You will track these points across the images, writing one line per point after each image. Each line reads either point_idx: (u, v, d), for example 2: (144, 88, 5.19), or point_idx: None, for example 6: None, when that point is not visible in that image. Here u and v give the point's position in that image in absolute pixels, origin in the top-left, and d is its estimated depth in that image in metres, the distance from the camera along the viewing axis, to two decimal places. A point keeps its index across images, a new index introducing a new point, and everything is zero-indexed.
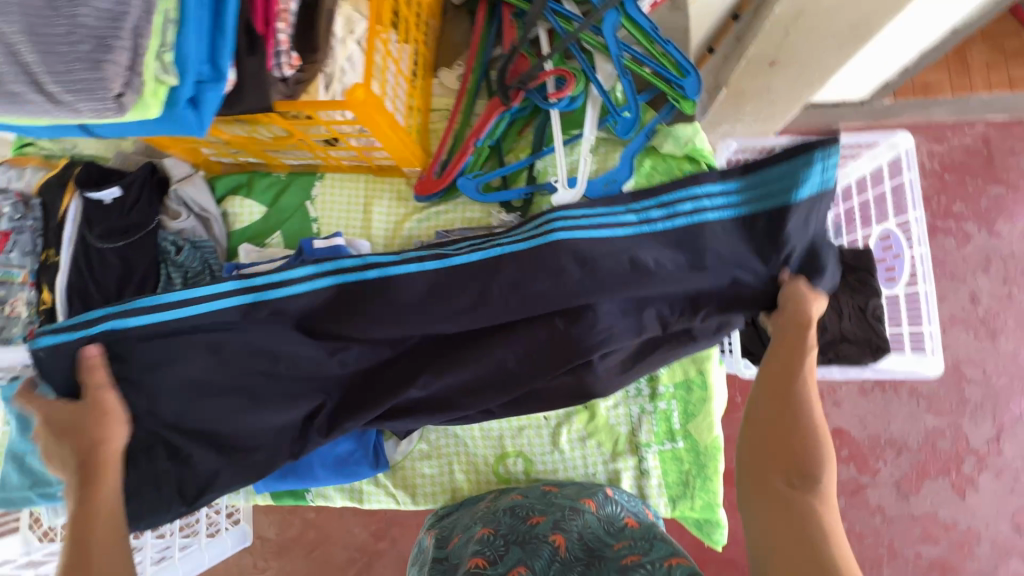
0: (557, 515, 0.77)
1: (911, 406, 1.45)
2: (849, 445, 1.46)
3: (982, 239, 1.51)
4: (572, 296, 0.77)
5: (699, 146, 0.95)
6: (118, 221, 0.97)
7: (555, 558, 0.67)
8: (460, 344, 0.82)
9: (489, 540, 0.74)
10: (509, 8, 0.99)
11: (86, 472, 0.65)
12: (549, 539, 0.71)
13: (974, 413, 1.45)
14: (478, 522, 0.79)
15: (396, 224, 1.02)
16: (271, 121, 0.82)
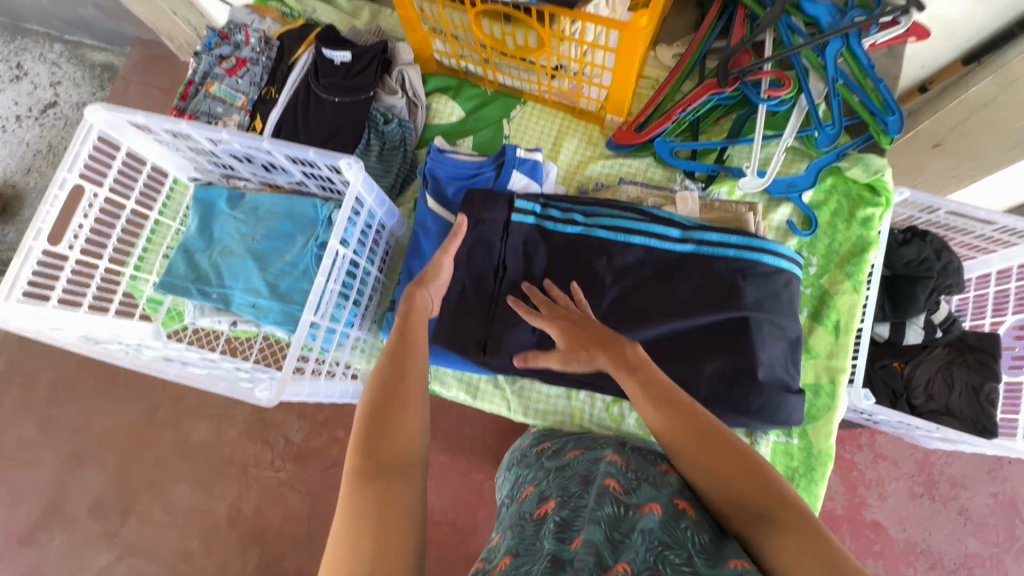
0: (687, 477, 0.75)
1: (956, 524, 1.38)
2: (883, 542, 1.38)
3: None
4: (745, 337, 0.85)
5: (887, 179, 0.99)
6: (345, 79, 1.06)
7: (681, 515, 0.65)
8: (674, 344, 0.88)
9: (620, 469, 0.76)
10: (744, 9, 1.07)
11: (403, 318, 0.74)
12: (677, 500, 0.67)
13: (1020, 552, 1.35)
14: (609, 450, 0.83)
15: (580, 163, 1.09)
16: (534, 27, 0.90)
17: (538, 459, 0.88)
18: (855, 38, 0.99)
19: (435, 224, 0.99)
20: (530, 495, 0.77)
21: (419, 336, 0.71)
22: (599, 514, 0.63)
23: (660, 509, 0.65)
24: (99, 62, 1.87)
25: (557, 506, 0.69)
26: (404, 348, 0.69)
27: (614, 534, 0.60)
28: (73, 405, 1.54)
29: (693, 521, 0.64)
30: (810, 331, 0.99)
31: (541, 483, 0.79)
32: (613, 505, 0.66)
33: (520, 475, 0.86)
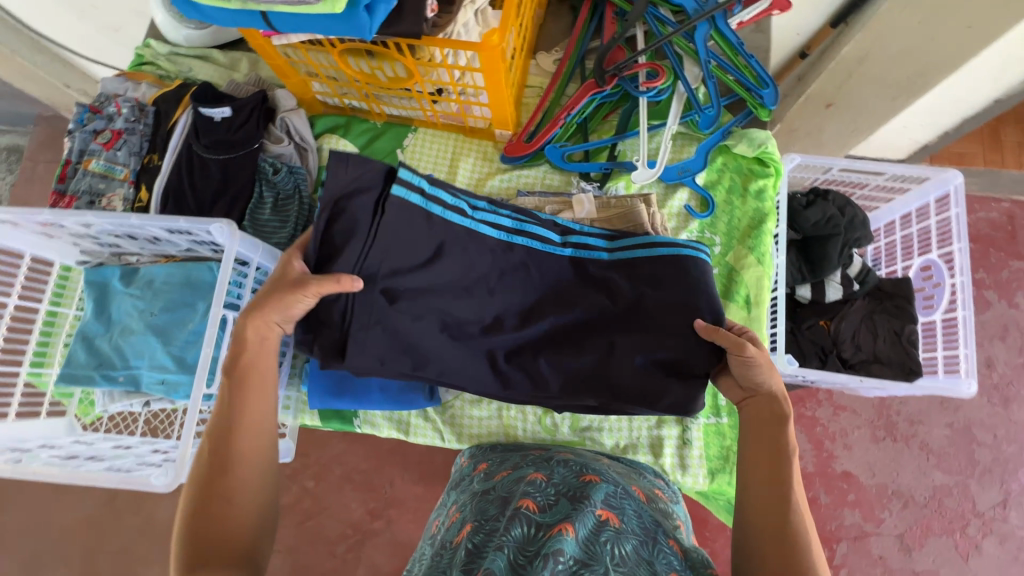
0: (612, 486, 0.73)
1: (919, 460, 1.42)
2: (856, 490, 1.41)
3: (1002, 308, 1.50)
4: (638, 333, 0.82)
5: (771, 150, 1.03)
6: (226, 135, 1.04)
7: (603, 527, 0.64)
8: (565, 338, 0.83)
9: (540, 485, 0.73)
10: (612, 7, 1.09)
11: (235, 379, 0.70)
12: (599, 509, 0.66)
13: (982, 476, 1.40)
14: (532, 468, 0.79)
15: (479, 181, 1.10)
16: (398, 59, 0.90)
17: (471, 483, 0.84)
18: (721, 20, 1.02)
19: None
20: (454, 523, 0.74)
21: (251, 403, 0.69)
22: (504, 541, 0.61)
23: (573, 529, 0.61)
24: (3, 146, 1.80)
25: (471, 532, 0.66)
26: (229, 417, 0.68)
27: (520, 561, 0.59)
28: (21, 510, 1.46)
29: (613, 532, 0.63)
30: (723, 308, 1.01)
31: (466, 508, 0.76)
32: (522, 527, 0.63)
33: (455, 500, 0.83)
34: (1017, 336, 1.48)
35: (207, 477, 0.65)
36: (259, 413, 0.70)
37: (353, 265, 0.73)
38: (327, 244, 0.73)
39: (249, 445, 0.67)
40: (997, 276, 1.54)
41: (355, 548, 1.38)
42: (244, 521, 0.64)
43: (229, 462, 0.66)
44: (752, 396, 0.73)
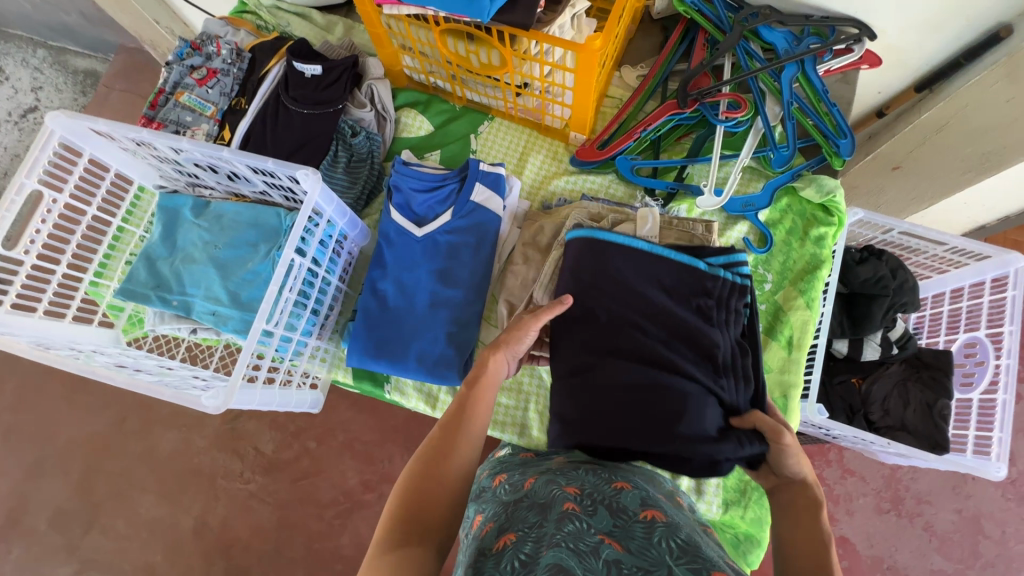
0: (643, 491, 0.69)
1: (921, 540, 1.39)
2: (850, 557, 1.39)
3: None
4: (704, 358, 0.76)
5: (838, 199, 1.03)
6: (314, 92, 1.08)
7: (652, 526, 0.61)
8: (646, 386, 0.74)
9: (574, 498, 0.67)
10: (704, 34, 1.11)
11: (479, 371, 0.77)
12: (641, 512, 0.64)
13: (983, 569, 1.37)
14: (559, 479, 0.73)
15: (545, 178, 1.12)
16: (496, 46, 0.92)
17: (499, 492, 0.80)
18: (810, 64, 1.04)
19: (397, 235, 1.00)
20: (489, 530, 0.68)
21: (478, 409, 0.73)
22: (559, 537, 0.58)
23: (620, 542, 0.57)
24: (82, 68, 1.88)
25: (518, 542, 0.60)
26: (469, 426, 0.71)
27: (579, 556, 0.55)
28: (37, 415, 1.51)
29: (663, 527, 0.60)
30: (764, 346, 1.02)
31: (495, 518, 0.71)
32: (574, 524, 0.61)
33: (481, 508, 0.79)
34: None
35: (427, 462, 0.66)
36: (479, 422, 0.73)
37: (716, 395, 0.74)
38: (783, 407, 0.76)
39: (465, 440, 0.69)
40: None
41: (345, 515, 1.39)
42: (450, 504, 0.64)
43: (447, 451, 0.67)
44: (780, 485, 0.69)
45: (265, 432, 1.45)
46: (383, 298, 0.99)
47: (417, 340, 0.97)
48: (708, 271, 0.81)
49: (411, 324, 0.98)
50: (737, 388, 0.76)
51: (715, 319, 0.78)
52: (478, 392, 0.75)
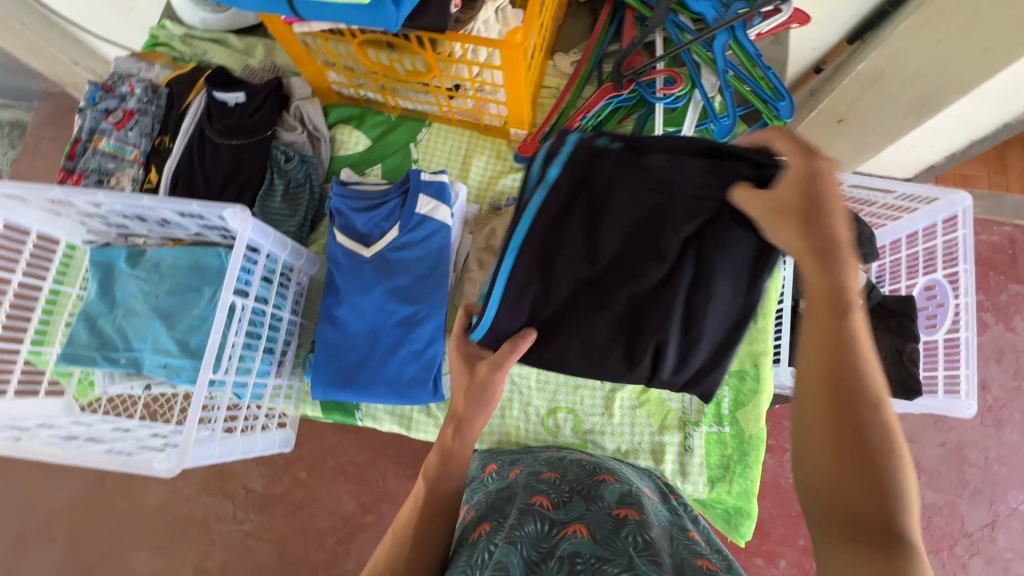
0: (625, 486, 0.73)
1: None
2: None
3: (998, 331, 1.51)
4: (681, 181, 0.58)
5: None
6: (239, 121, 1.03)
7: (622, 523, 0.62)
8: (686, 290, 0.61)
9: (553, 485, 0.72)
10: (632, 12, 1.10)
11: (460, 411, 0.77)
12: (616, 509, 0.65)
13: (972, 497, 1.41)
14: (543, 468, 0.78)
15: (491, 179, 1.09)
16: (419, 52, 0.89)
17: (483, 481, 0.83)
18: (740, 31, 1.03)
19: (347, 259, 0.97)
20: (469, 520, 0.70)
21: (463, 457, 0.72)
22: (519, 535, 0.58)
23: (586, 531, 0.59)
24: (7, 119, 1.77)
25: (488, 531, 0.62)
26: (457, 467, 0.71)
27: (534, 558, 0.55)
28: (8, 488, 1.44)
29: (634, 524, 0.61)
30: None
31: (480, 506, 0.72)
32: (537, 524, 0.60)
33: (467, 498, 0.80)
34: (1011, 359, 1.49)
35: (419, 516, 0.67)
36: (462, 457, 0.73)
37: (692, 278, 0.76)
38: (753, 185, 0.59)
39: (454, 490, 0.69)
40: (993, 300, 1.55)
41: (345, 541, 1.37)
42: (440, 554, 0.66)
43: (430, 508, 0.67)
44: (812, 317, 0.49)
45: (250, 470, 1.41)
46: (341, 325, 0.96)
47: (381, 363, 0.95)
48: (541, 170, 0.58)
49: (373, 346, 0.96)
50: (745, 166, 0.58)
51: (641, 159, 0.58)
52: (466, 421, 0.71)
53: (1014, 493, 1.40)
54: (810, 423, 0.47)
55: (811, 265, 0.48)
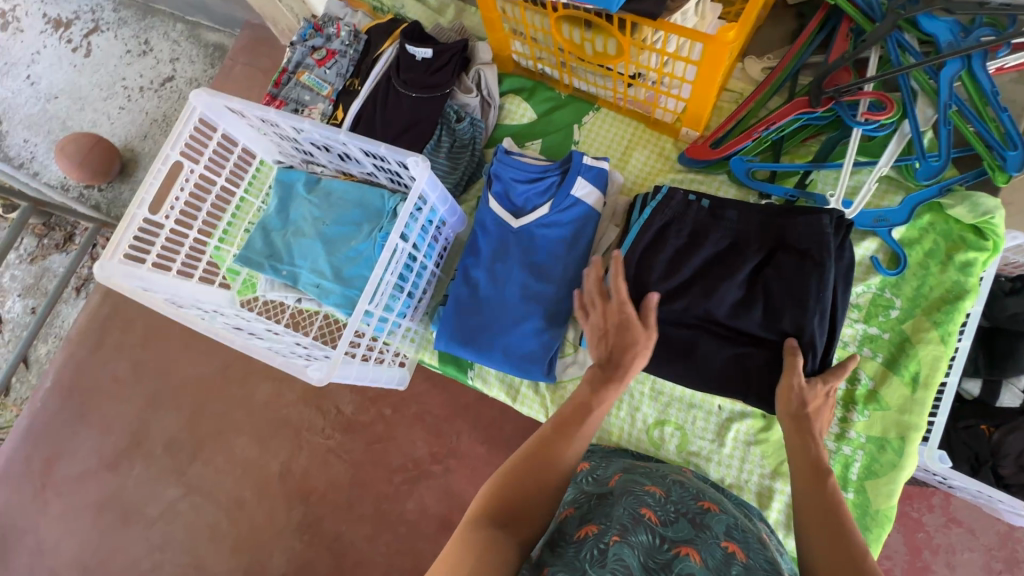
0: (731, 520, 0.69)
1: None
2: None
3: None
4: (770, 234, 0.85)
5: (995, 222, 0.89)
6: (425, 76, 1.09)
7: (731, 558, 0.60)
8: (774, 302, 0.83)
9: (657, 503, 0.69)
10: (849, 23, 1.00)
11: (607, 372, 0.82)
12: (722, 541, 0.63)
13: None
14: (645, 481, 0.76)
15: (648, 175, 1.06)
16: (615, 35, 0.88)
17: (579, 480, 0.82)
18: (978, 61, 0.89)
19: (494, 225, 1.00)
20: (568, 516, 0.70)
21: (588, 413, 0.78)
22: (632, 540, 0.58)
23: (699, 556, 0.58)
24: (212, 42, 2.01)
25: (597, 531, 0.62)
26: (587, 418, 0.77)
27: (651, 566, 0.56)
28: (157, 353, 1.69)
29: (743, 564, 0.59)
30: (884, 380, 0.90)
31: (578, 505, 0.72)
32: (647, 535, 0.60)
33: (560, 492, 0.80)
34: None
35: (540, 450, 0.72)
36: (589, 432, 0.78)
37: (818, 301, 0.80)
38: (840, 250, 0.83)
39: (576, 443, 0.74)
40: None
41: (411, 482, 1.46)
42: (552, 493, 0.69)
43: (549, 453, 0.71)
44: (830, 504, 0.66)
45: (346, 395, 1.54)
46: (474, 286, 1.00)
47: (504, 331, 0.97)
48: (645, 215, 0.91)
49: (501, 313, 0.98)
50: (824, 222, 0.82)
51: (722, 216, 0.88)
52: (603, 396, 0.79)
53: None
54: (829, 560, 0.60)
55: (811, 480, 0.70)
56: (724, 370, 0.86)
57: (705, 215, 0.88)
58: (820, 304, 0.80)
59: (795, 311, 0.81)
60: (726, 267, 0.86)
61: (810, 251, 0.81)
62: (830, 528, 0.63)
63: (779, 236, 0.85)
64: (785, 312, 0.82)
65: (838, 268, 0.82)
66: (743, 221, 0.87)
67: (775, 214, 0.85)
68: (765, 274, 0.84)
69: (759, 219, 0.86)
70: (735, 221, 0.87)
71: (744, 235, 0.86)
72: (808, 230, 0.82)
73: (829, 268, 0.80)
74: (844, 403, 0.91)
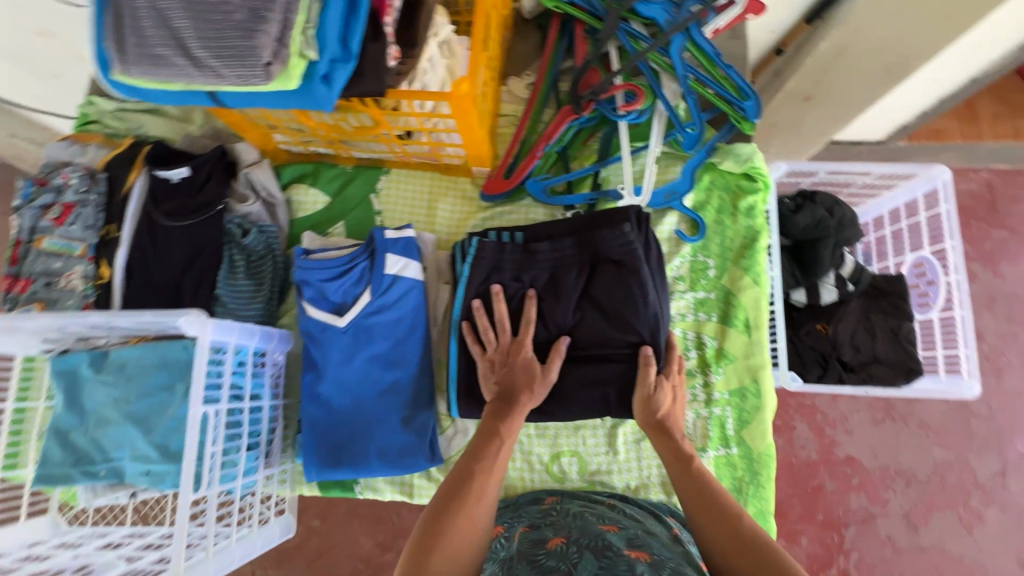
0: (627, 533, 0.72)
1: (920, 437, 1.45)
2: (860, 474, 1.44)
3: (986, 279, 1.55)
4: (587, 254, 0.88)
5: (757, 164, 1.00)
6: (188, 200, 0.97)
7: (636, 565, 0.62)
8: (609, 315, 0.86)
9: (560, 549, 0.68)
10: (582, 26, 1.05)
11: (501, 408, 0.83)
12: (626, 551, 0.66)
13: (981, 447, 1.44)
14: (547, 532, 0.74)
15: (460, 221, 1.05)
16: (363, 109, 0.85)
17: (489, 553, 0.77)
18: (696, 31, 0.98)
19: (319, 331, 0.92)
20: None
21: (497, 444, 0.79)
22: None
23: None
24: None
25: None
26: (498, 449, 0.78)
27: None
28: None
29: (647, 565, 0.62)
30: (723, 335, 0.97)
31: None
32: None
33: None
34: (1003, 306, 1.54)
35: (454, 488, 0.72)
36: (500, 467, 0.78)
37: (645, 304, 0.84)
38: (649, 245, 0.88)
39: (490, 477, 0.75)
40: (979, 248, 1.59)
41: None
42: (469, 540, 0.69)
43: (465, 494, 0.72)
44: (711, 488, 0.73)
45: None
46: (325, 402, 0.92)
47: (372, 434, 0.92)
48: (470, 271, 0.91)
49: (363, 418, 0.92)
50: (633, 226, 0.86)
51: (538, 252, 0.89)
52: (510, 428, 0.81)
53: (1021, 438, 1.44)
54: (721, 541, 0.67)
55: (683, 475, 0.76)
56: (586, 393, 0.87)
57: (516, 253, 0.90)
58: (647, 308, 0.84)
59: (627, 319, 0.85)
60: (555, 296, 0.89)
61: (623, 258, 0.85)
62: (712, 512, 0.70)
63: (594, 254, 0.88)
64: (619, 322, 0.86)
65: (652, 267, 0.87)
66: (559, 248, 0.88)
67: (583, 233, 0.88)
68: (592, 291, 0.87)
69: (571, 242, 0.88)
70: (552, 252, 0.89)
71: (564, 261, 0.89)
72: (617, 242, 0.85)
73: (644, 272, 0.84)
74: (701, 367, 0.97)
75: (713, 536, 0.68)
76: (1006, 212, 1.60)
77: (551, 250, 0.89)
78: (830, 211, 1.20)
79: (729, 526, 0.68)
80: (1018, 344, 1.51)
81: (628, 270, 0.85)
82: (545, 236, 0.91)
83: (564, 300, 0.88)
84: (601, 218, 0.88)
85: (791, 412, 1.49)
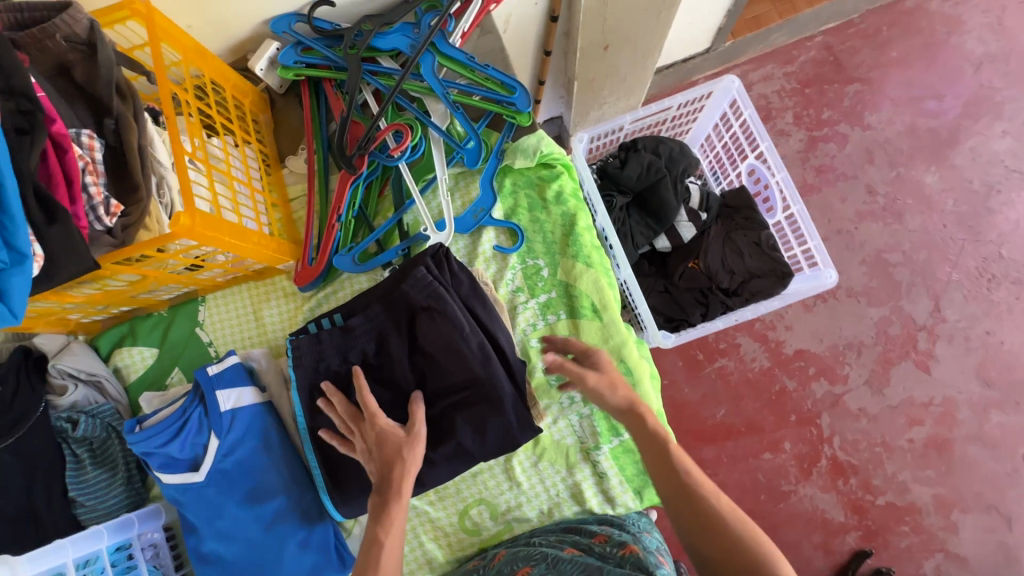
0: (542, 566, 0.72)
1: (853, 305, 1.46)
2: (815, 362, 1.43)
3: (858, 135, 1.55)
4: (399, 313, 0.84)
5: (547, 151, 0.98)
6: (2, 417, 0.88)
7: None
8: (443, 363, 0.83)
9: None
10: (330, 82, 1.01)
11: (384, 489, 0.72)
12: None
13: (910, 292, 1.46)
14: None
15: (291, 319, 1.02)
16: (117, 271, 0.81)
17: None
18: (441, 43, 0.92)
19: (182, 495, 0.85)
20: None
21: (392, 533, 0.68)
22: None
23: None
24: None
25: None
26: (382, 544, 0.67)
27: None
28: None
29: None
30: (577, 328, 0.96)
31: None
32: None
33: None
34: (882, 155, 1.54)
35: None
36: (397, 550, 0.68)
37: (467, 339, 0.81)
38: (456, 278, 0.85)
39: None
40: (840, 108, 1.58)
41: None
42: None
43: None
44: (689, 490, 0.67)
45: None
46: (217, 560, 0.87)
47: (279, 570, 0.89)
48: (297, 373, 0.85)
49: (262, 560, 0.89)
50: (435, 268, 0.83)
51: (354, 328, 0.85)
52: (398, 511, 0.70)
53: (942, 268, 1.47)
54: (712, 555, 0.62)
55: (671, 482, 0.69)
56: (459, 450, 0.83)
57: (334, 339, 0.85)
58: (470, 342, 0.81)
59: (457, 360, 0.81)
60: (386, 363, 0.85)
61: (430, 303, 0.81)
62: (703, 518, 0.64)
63: (410, 309, 0.83)
64: (452, 365, 0.82)
65: (462, 297, 0.84)
66: (371, 318, 0.84)
67: (387, 294, 0.84)
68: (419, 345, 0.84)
69: (379, 309, 0.84)
70: (368, 321, 0.84)
71: (381, 327, 0.84)
72: (420, 292, 0.81)
73: (452, 309, 0.81)
74: None
75: (709, 546, 0.62)
76: (852, 65, 1.59)
77: (365, 322, 0.84)
78: (658, 151, 1.19)
79: (715, 535, 0.62)
80: (908, 184, 1.52)
81: (438, 314, 0.81)
82: (356, 310, 0.87)
83: (396, 364, 0.84)
84: (399, 271, 0.84)
85: (731, 328, 1.45)
